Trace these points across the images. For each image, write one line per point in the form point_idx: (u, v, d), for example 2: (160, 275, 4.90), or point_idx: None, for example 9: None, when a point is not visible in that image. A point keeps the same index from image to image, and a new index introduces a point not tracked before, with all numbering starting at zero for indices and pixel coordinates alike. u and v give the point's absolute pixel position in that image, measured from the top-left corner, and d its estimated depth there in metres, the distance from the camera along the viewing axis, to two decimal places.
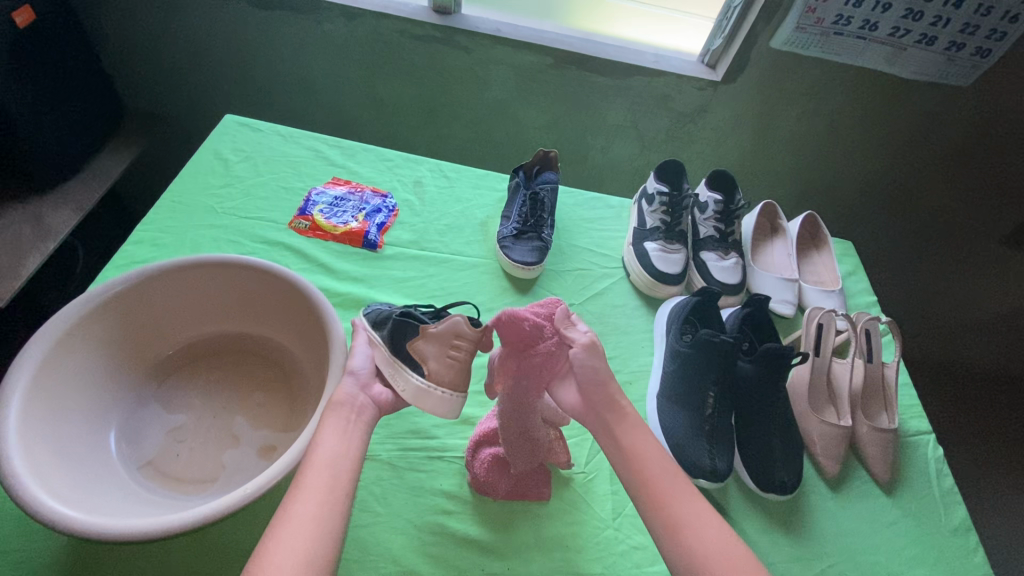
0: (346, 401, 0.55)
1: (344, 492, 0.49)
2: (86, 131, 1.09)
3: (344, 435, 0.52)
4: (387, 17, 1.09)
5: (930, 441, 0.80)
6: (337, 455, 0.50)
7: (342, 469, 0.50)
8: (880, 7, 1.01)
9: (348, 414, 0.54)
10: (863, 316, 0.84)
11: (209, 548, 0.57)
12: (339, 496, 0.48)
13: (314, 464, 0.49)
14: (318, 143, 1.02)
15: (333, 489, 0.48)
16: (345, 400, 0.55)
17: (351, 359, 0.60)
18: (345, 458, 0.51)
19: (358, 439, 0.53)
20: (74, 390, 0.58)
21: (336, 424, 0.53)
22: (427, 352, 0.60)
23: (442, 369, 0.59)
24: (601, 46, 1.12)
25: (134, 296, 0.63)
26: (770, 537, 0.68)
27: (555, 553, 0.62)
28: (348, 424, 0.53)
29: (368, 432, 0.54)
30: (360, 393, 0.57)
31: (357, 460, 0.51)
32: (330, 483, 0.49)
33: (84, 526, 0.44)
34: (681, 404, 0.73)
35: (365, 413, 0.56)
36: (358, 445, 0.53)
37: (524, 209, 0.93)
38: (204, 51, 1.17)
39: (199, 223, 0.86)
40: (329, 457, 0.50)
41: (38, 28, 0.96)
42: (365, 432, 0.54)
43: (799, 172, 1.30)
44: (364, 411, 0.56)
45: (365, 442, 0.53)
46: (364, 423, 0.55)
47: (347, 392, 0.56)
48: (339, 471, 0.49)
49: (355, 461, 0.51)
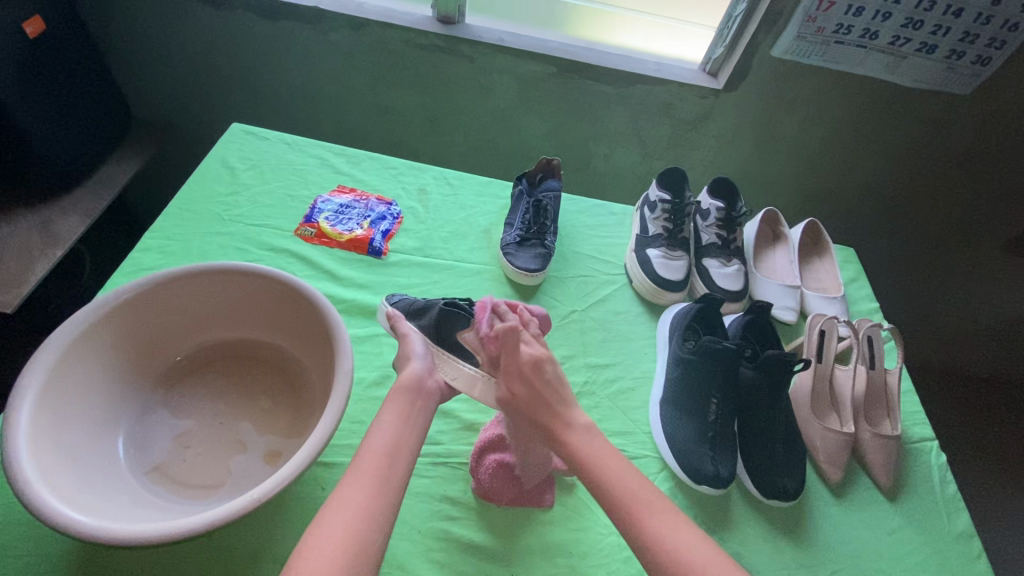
0: (412, 385, 0.59)
1: (398, 479, 0.52)
2: (94, 139, 1.10)
3: (403, 423, 0.56)
4: (391, 27, 1.10)
5: (933, 448, 0.80)
6: (394, 441, 0.54)
7: (400, 455, 0.53)
8: (881, 16, 1.02)
9: (413, 399, 0.58)
10: (864, 323, 0.85)
11: (238, 549, 0.58)
12: (394, 485, 0.51)
13: (372, 448, 0.53)
14: (323, 151, 1.03)
15: (386, 473, 0.51)
16: (412, 385, 0.59)
17: (407, 347, 0.64)
18: (401, 444, 0.54)
19: (416, 429, 0.57)
20: (83, 395, 0.59)
21: (399, 412, 0.56)
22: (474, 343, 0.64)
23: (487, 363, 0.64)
24: (603, 56, 1.14)
25: (141, 303, 0.64)
26: (774, 543, 0.68)
27: (559, 559, 0.63)
28: (410, 411, 0.57)
29: (427, 420, 0.58)
30: (426, 376, 0.61)
31: (413, 449, 0.55)
32: (384, 467, 0.52)
33: (97, 532, 0.45)
34: (683, 411, 0.74)
35: (430, 394, 0.60)
36: (416, 434, 0.56)
37: (527, 217, 0.94)
38: (210, 61, 1.19)
39: (206, 231, 0.86)
40: (385, 443, 0.54)
41: (47, 38, 0.97)
42: (424, 419, 0.58)
43: (799, 180, 1.30)
44: (428, 394, 0.60)
45: (422, 432, 0.57)
46: (425, 409, 0.59)
47: (413, 377, 0.60)
48: (394, 458, 0.53)
49: (411, 450, 0.54)
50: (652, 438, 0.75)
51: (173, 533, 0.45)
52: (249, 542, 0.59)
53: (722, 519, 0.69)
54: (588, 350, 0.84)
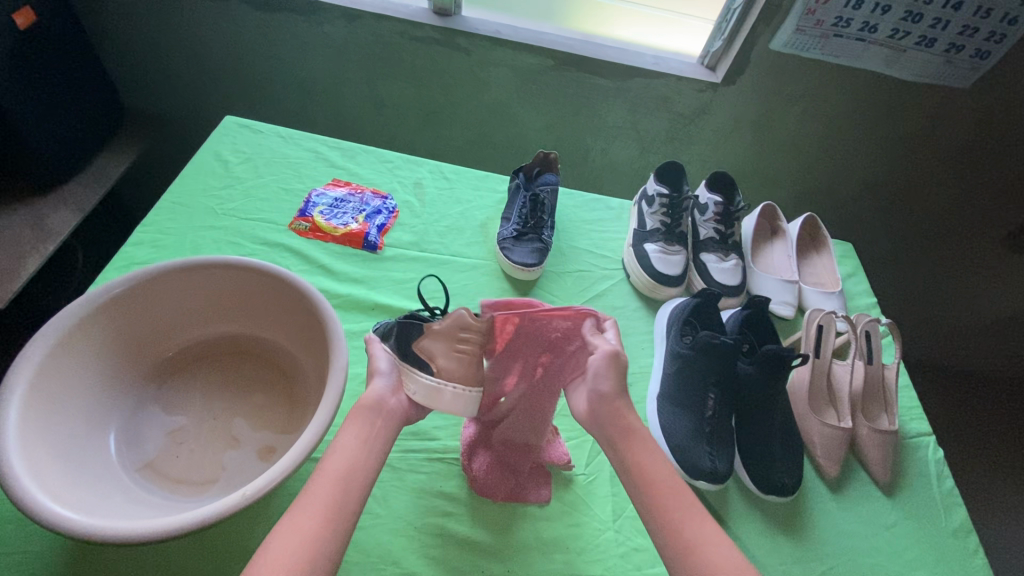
0: (372, 405, 0.58)
1: (352, 507, 0.51)
2: (87, 132, 1.09)
3: (364, 446, 0.55)
4: (387, 18, 1.09)
5: (931, 443, 0.80)
6: (351, 464, 0.53)
7: (355, 478, 0.52)
8: (880, 9, 1.01)
9: (373, 419, 0.57)
10: (863, 318, 0.85)
11: (205, 550, 0.57)
12: (345, 510, 0.50)
13: (328, 470, 0.52)
14: (318, 144, 1.02)
15: (340, 499, 0.50)
16: (372, 402, 0.58)
17: (374, 361, 0.62)
18: (358, 472, 0.53)
19: (377, 454, 0.55)
20: (73, 391, 0.58)
21: (359, 432, 0.56)
22: (434, 349, 0.60)
23: (451, 366, 0.60)
24: (602, 48, 1.13)
25: (133, 297, 0.63)
26: (771, 539, 0.68)
27: (555, 555, 0.62)
28: (372, 432, 0.56)
29: (388, 441, 0.57)
30: (388, 394, 0.60)
31: (370, 476, 0.54)
32: (340, 492, 0.51)
33: (83, 525, 0.44)
34: (681, 406, 0.73)
35: (391, 414, 0.59)
36: (375, 458, 0.55)
37: (524, 210, 0.93)
38: (204, 52, 1.17)
39: (199, 225, 0.85)
40: (341, 467, 0.53)
41: (38, 29, 0.96)
42: (385, 441, 0.57)
43: (798, 174, 1.30)
44: (390, 414, 0.59)
45: (383, 453, 0.56)
46: (388, 429, 0.58)
47: (375, 397, 0.59)
48: (348, 484, 0.52)
49: (369, 474, 0.54)
50: (649, 434, 0.75)
51: (158, 532, 0.44)
52: (230, 542, 0.58)
53: (718, 516, 0.69)
54: None
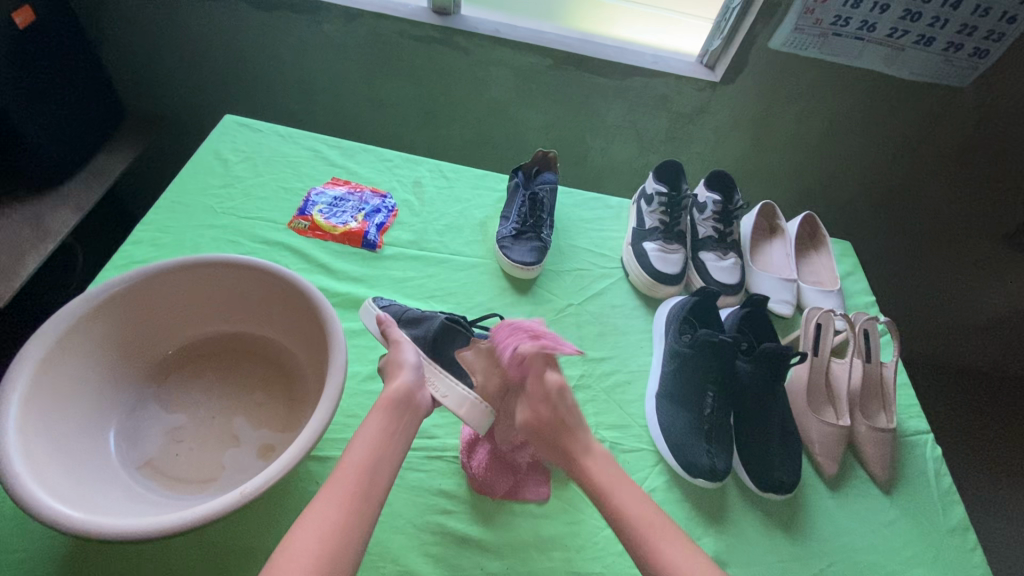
0: (401, 397, 0.58)
1: (376, 498, 0.51)
2: (86, 132, 1.09)
3: (386, 438, 0.55)
4: (386, 17, 1.09)
5: (929, 441, 0.80)
6: (373, 457, 0.53)
7: (379, 470, 0.52)
8: (878, 7, 1.01)
9: (401, 411, 0.57)
10: (861, 317, 0.84)
11: (212, 549, 0.57)
12: (367, 501, 0.50)
13: (350, 461, 0.52)
14: (318, 143, 1.02)
15: (362, 492, 0.50)
16: (402, 396, 0.58)
17: (400, 355, 0.62)
18: (380, 465, 0.53)
19: (398, 447, 0.55)
20: (73, 390, 0.58)
21: (381, 425, 0.56)
22: (476, 363, 0.64)
23: (488, 382, 0.63)
24: (601, 47, 1.13)
25: (133, 295, 0.63)
26: (770, 536, 0.68)
27: (554, 553, 0.62)
28: (398, 426, 0.57)
29: (410, 434, 0.57)
30: (416, 388, 0.60)
31: (392, 468, 0.54)
32: (364, 484, 0.51)
33: (85, 524, 0.44)
34: (681, 404, 0.74)
35: (415, 406, 0.59)
36: (398, 451, 0.55)
37: (524, 209, 0.93)
38: (203, 51, 1.17)
39: (199, 223, 0.86)
40: (364, 459, 0.53)
41: (37, 28, 0.96)
42: (409, 434, 0.57)
43: (797, 172, 1.30)
44: (416, 407, 0.59)
45: (405, 446, 0.56)
46: (412, 422, 0.58)
47: (403, 390, 0.59)
48: (374, 474, 0.52)
49: (391, 466, 0.54)
50: (648, 432, 0.75)
51: (165, 528, 0.44)
52: (238, 540, 0.58)
53: (718, 514, 0.69)
54: (584, 344, 0.83)
